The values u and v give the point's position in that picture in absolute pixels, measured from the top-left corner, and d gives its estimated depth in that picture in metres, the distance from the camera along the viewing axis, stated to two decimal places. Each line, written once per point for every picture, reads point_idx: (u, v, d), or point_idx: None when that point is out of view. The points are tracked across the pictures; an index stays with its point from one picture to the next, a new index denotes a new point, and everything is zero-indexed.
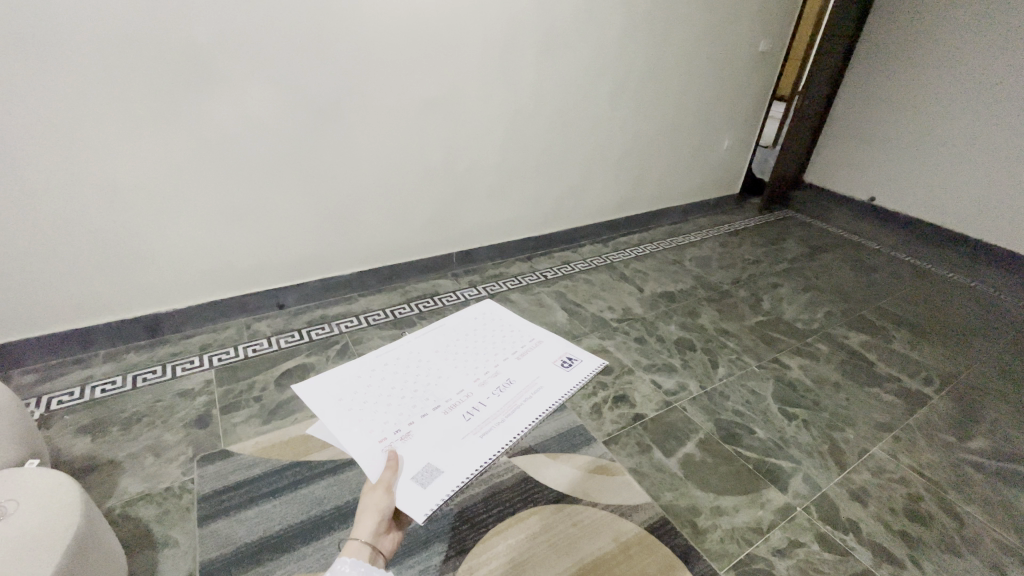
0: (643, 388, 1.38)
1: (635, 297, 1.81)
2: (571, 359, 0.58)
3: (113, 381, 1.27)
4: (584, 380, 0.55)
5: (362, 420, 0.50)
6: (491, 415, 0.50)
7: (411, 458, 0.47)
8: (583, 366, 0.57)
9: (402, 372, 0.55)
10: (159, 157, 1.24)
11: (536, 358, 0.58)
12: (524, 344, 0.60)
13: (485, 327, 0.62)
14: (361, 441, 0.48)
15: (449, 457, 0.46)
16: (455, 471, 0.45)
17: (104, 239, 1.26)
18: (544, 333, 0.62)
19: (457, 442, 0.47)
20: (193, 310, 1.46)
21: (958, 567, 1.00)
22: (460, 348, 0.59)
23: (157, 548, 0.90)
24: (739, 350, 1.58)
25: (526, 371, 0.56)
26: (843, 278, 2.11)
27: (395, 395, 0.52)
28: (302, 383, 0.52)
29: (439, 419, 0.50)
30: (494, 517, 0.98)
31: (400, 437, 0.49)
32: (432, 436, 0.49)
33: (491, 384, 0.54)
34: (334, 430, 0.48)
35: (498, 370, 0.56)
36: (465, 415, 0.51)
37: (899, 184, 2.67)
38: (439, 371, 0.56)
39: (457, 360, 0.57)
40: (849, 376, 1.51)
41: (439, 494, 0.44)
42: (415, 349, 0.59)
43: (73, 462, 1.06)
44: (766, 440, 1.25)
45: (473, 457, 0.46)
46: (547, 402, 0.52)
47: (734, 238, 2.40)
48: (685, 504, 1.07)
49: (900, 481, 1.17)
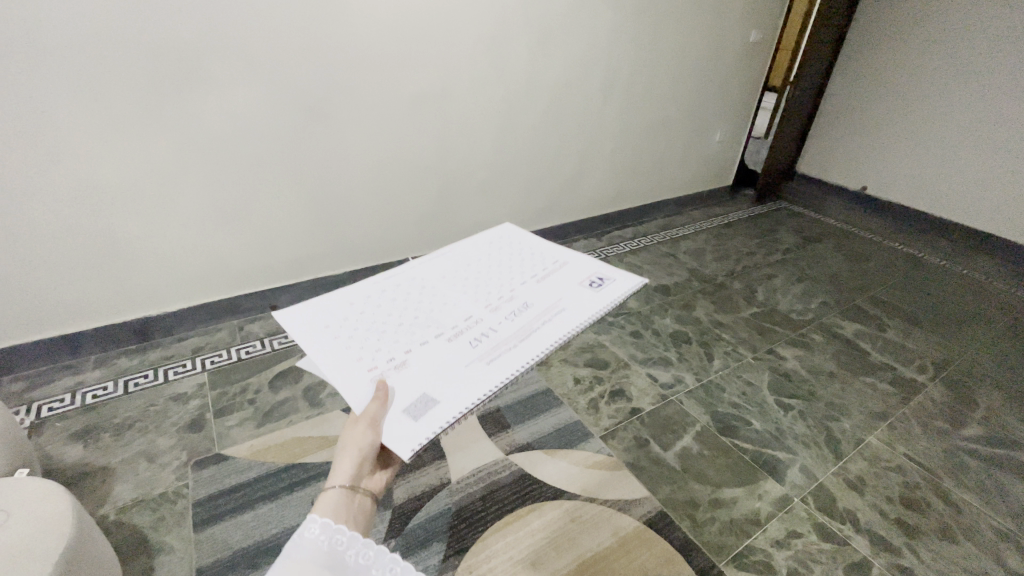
0: (640, 382, 1.38)
1: (630, 291, 1.81)
2: (597, 282, 0.51)
3: (104, 387, 1.26)
4: (613, 304, 0.48)
5: (350, 346, 0.43)
6: (502, 340, 0.44)
7: (404, 388, 0.40)
8: (613, 290, 0.50)
9: (402, 300, 0.49)
10: (145, 157, 1.22)
11: (559, 282, 0.52)
12: (543, 272, 0.53)
13: (499, 257, 0.56)
14: (348, 366, 0.41)
15: (450, 387, 0.39)
16: (454, 403, 0.38)
17: (93, 242, 1.24)
18: (566, 259, 0.56)
19: (462, 369, 0.41)
20: (185, 312, 1.44)
21: (955, 554, 1.00)
22: (472, 275, 0.53)
23: (152, 555, 0.89)
24: (734, 342, 1.58)
25: (546, 294, 0.49)
26: (836, 267, 2.13)
27: (393, 323, 0.46)
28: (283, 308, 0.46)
29: (442, 346, 0.43)
30: (493, 515, 0.99)
31: (392, 365, 0.42)
32: (431, 362, 0.42)
33: (505, 307, 0.48)
34: (317, 355, 0.42)
35: (513, 294, 0.49)
36: (474, 340, 0.44)
37: (891, 173, 2.68)
38: (445, 298, 0.49)
39: (468, 286, 0.51)
40: (844, 366, 1.52)
41: (434, 427, 0.37)
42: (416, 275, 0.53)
43: (65, 469, 1.04)
44: (763, 431, 1.26)
45: (480, 384, 0.40)
46: (569, 325, 0.45)
47: (727, 230, 2.40)
48: (684, 497, 1.07)
49: (896, 470, 1.18)
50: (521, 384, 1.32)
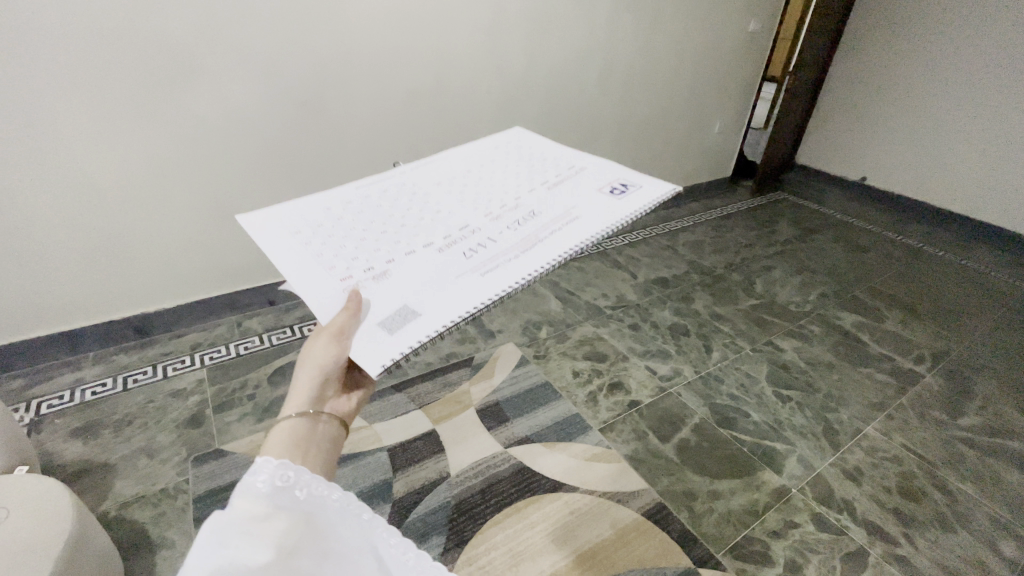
0: (638, 375, 1.38)
1: (629, 284, 1.81)
2: (610, 196, 0.54)
3: (103, 383, 1.26)
4: (616, 220, 0.50)
5: (337, 259, 0.47)
6: (493, 254, 0.46)
7: (384, 299, 0.43)
8: (618, 207, 0.51)
9: (398, 217, 0.53)
10: (140, 153, 1.21)
11: (563, 196, 0.55)
12: (547, 189, 0.56)
13: (502, 180, 0.58)
14: (332, 278, 0.45)
15: (429, 300, 0.42)
16: (432, 314, 0.41)
17: (89, 239, 1.24)
18: (574, 179, 0.58)
19: (449, 280, 0.44)
20: (183, 308, 1.44)
21: (951, 542, 1.01)
22: (470, 196, 0.55)
23: (153, 550, 0.90)
24: (733, 334, 1.58)
25: (549, 206, 0.53)
26: (834, 258, 2.13)
27: (384, 238, 0.50)
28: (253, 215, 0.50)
29: (431, 259, 0.47)
30: (491, 508, 1.00)
31: (376, 278, 0.45)
32: (421, 268, 0.46)
33: (505, 216, 0.51)
34: (304, 267, 0.46)
35: (515, 205, 0.53)
36: (464, 254, 0.47)
37: (891, 163, 2.66)
38: (443, 210, 0.53)
39: (464, 205, 0.54)
40: (842, 357, 1.52)
41: (412, 335, 0.40)
42: (420, 191, 0.57)
43: (65, 466, 1.04)
44: (761, 423, 1.26)
45: (462, 295, 0.42)
46: (560, 244, 0.47)
47: (726, 221, 2.39)
48: (682, 489, 1.08)
49: (893, 460, 1.18)
50: (519, 377, 1.32)
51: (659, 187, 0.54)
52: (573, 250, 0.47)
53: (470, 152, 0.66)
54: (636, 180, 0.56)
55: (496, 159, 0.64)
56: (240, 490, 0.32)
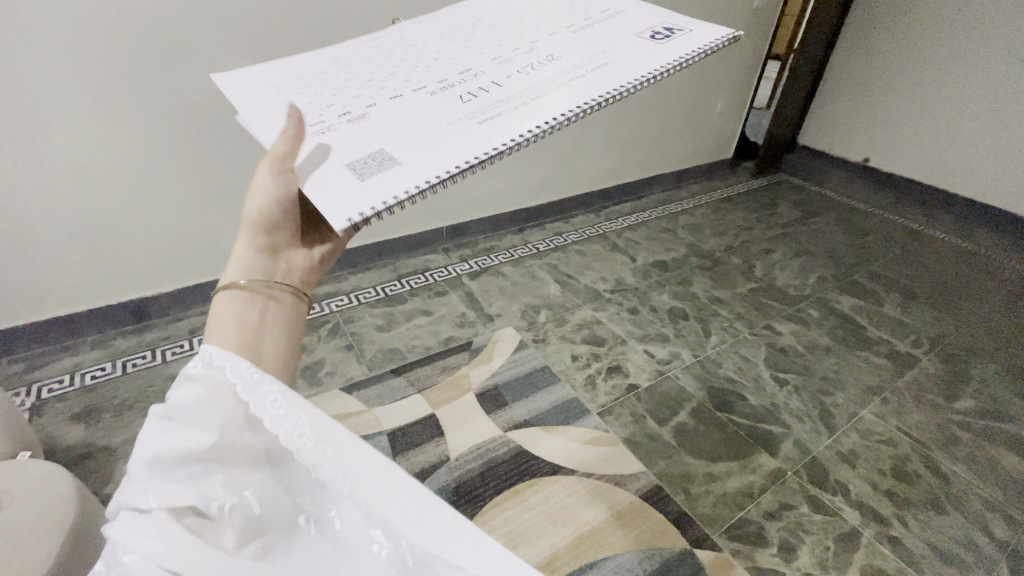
0: (637, 358, 1.38)
1: (628, 267, 1.80)
2: (628, 45, 0.51)
3: (102, 368, 1.26)
4: (630, 69, 0.48)
5: (327, 106, 0.48)
6: (487, 101, 0.46)
7: (369, 138, 0.44)
8: (634, 55, 0.49)
9: (392, 69, 0.53)
10: (132, 134, 1.19)
11: (572, 48, 0.53)
12: (554, 44, 0.54)
13: (505, 35, 0.56)
14: (317, 122, 0.46)
15: (412, 146, 0.42)
16: (412, 160, 0.41)
17: (83, 223, 1.23)
18: (587, 31, 0.55)
19: (440, 125, 0.44)
20: (181, 292, 1.43)
21: (943, 523, 1.03)
22: (469, 50, 0.54)
23: None
24: (732, 318, 1.58)
25: (556, 54, 0.52)
26: (834, 241, 2.12)
27: (377, 86, 0.50)
28: (237, 68, 0.52)
29: (421, 106, 0.47)
30: (490, 491, 1.01)
31: (364, 122, 0.46)
32: (409, 112, 0.46)
33: (508, 64, 0.51)
34: (292, 111, 0.47)
35: (517, 56, 0.52)
36: (457, 101, 0.46)
37: (894, 145, 2.63)
38: (442, 61, 0.53)
39: (464, 58, 0.53)
40: (840, 341, 1.52)
41: (389, 172, 0.40)
42: (420, 47, 0.56)
43: (67, 450, 1.05)
44: (758, 406, 1.27)
45: (448, 137, 0.43)
46: (560, 93, 0.46)
47: (727, 204, 2.37)
48: (679, 471, 1.09)
49: (888, 442, 1.19)
50: (519, 361, 1.33)
51: (693, 34, 0.51)
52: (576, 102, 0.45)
53: (474, 8, 0.64)
54: (672, 28, 0.53)
55: (507, 11, 0.62)
56: (175, 382, 0.36)
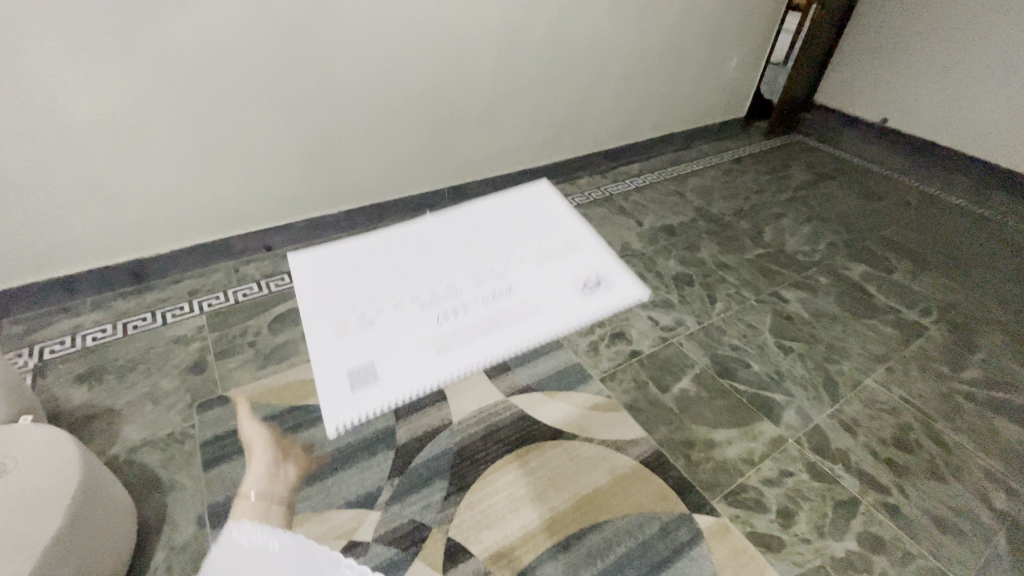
0: (640, 325, 1.37)
1: (634, 231, 1.76)
2: (591, 282, 0.50)
3: (103, 329, 1.25)
4: (589, 317, 0.48)
5: (330, 302, 0.46)
6: (465, 326, 0.45)
7: (358, 351, 0.42)
8: (600, 298, 0.49)
9: (403, 254, 0.50)
10: (118, 88, 1.13)
11: (560, 273, 0.50)
12: (550, 248, 0.53)
13: (512, 232, 0.54)
14: (318, 324, 0.44)
15: (392, 366, 0.41)
16: (390, 385, 0.41)
17: (73, 182, 1.19)
18: (581, 240, 0.54)
19: (412, 346, 0.43)
20: (178, 253, 1.41)
21: (941, 492, 1.04)
22: (472, 245, 0.52)
23: (165, 493, 0.93)
24: (738, 284, 1.56)
25: (529, 283, 0.49)
26: (846, 206, 2.06)
27: (384, 281, 0.48)
28: (298, 253, 0.48)
29: (411, 313, 0.45)
30: (492, 454, 1.02)
31: (361, 326, 0.44)
32: (402, 322, 0.44)
33: (490, 287, 0.49)
34: (305, 303, 0.45)
35: (504, 272, 0.50)
36: (440, 317, 0.45)
37: (914, 104, 2.52)
38: (436, 257, 0.50)
39: (463, 254, 0.51)
40: (847, 309, 1.50)
41: (366, 402, 0.40)
42: (432, 225, 0.53)
43: (72, 411, 1.06)
44: (761, 373, 1.26)
45: (418, 369, 0.42)
46: (529, 330, 0.46)
47: (737, 166, 2.30)
48: (680, 437, 1.10)
49: (890, 412, 1.19)
50: None
51: (624, 294, 0.50)
52: (527, 349, 0.45)
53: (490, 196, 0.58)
54: (610, 276, 0.51)
55: (514, 208, 0.56)
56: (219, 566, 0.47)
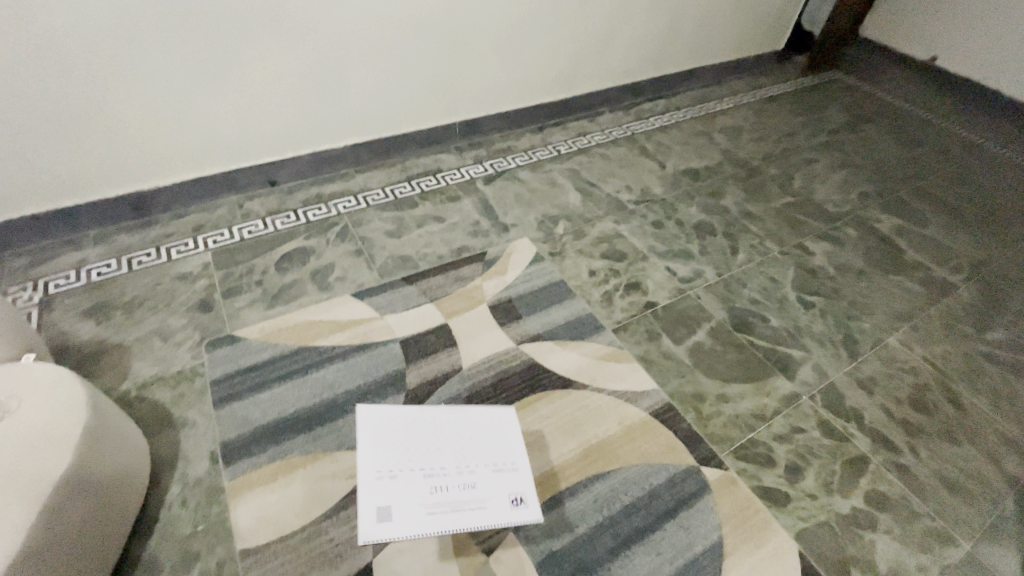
0: (657, 276, 1.32)
1: (655, 175, 1.67)
2: (519, 499, 0.86)
3: (108, 265, 1.23)
4: (511, 522, 0.84)
5: (379, 456, 0.87)
6: (444, 500, 0.83)
7: (381, 498, 0.82)
8: (523, 512, 0.85)
9: (420, 434, 0.91)
10: (101, 5, 1.02)
11: (501, 485, 0.87)
12: (503, 464, 0.90)
13: (488, 435, 0.93)
14: (369, 470, 0.84)
15: (399, 514, 0.81)
16: (396, 522, 0.80)
17: (63, 110, 1.11)
18: (521, 461, 0.91)
19: (416, 507, 0.82)
20: (180, 188, 1.35)
21: (953, 454, 1.03)
22: (462, 438, 0.91)
23: (177, 429, 0.94)
24: (762, 235, 1.49)
25: (491, 485, 0.86)
26: (883, 153, 1.93)
27: (407, 445, 0.89)
28: (363, 407, 0.92)
29: (416, 479, 0.84)
30: (501, 402, 1.01)
31: (388, 475, 0.84)
32: (410, 490, 0.83)
33: (467, 476, 0.86)
34: (363, 456, 0.86)
35: (482, 471, 0.88)
36: (434, 488, 0.84)
37: (968, 41, 2.30)
38: (437, 439, 0.90)
39: (453, 448, 0.89)
40: (874, 264, 1.44)
41: (379, 530, 0.79)
42: (442, 419, 0.93)
43: (82, 347, 1.06)
44: (780, 329, 1.23)
45: (415, 519, 0.80)
46: (473, 520, 0.82)
47: (770, 105, 2.14)
48: (691, 390, 1.08)
49: (910, 372, 1.16)
50: (533, 274, 1.27)
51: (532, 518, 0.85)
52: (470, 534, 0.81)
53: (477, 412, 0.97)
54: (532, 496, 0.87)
55: (499, 426, 0.95)
56: None
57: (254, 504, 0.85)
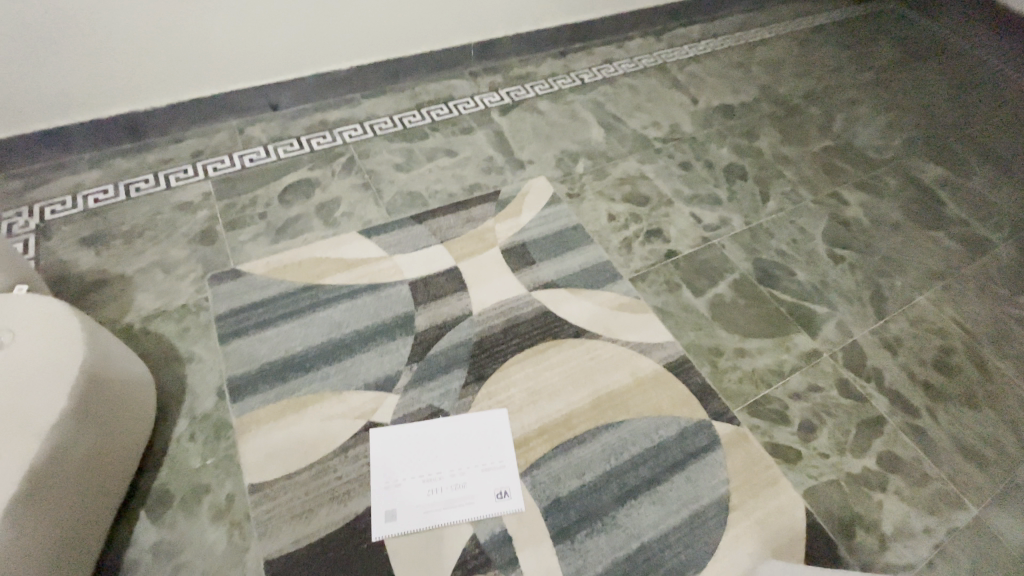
0: (680, 223, 1.25)
1: (685, 111, 1.54)
2: (504, 493, 0.83)
3: (105, 191, 1.17)
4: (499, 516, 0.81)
5: (381, 463, 0.84)
6: (439, 502, 0.82)
7: (384, 502, 0.81)
8: (507, 505, 0.82)
9: (418, 439, 0.87)
10: None
11: (490, 481, 0.84)
12: (490, 463, 0.86)
13: (481, 435, 0.88)
14: (374, 477, 0.83)
15: (405, 516, 0.80)
16: (399, 522, 0.80)
17: (42, 18, 1.02)
18: (508, 457, 0.87)
19: (415, 510, 0.81)
20: (175, 109, 1.27)
21: (972, 419, 1.00)
22: (456, 442, 0.87)
23: (183, 363, 0.93)
24: (795, 182, 1.39)
25: (481, 484, 0.84)
26: (934, 95, 1.77)
27: (407, 450, 0.86)
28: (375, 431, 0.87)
29: (416, 486, 0.83)
30: (511, 349, 0.98)
31: (392, 484, 0.83)
32: (410, 495, 0.82)
33: (460, 478, 0.84)
34: (371, 463, 0.84)
35: (472, 471, 0.85)
36: (431, 491, 0.83)
37: None
38: (433, 444, 0.87)
39: (448, 454, 0.86)
40: (912, 217, 1.35)
41: (386, 528, 0.79)
42: (439, 422, 0.89)
43: (83, 276, 1.03)
44: (805, 283, 1.17)
45: (415, 521, 0.80)
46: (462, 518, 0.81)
47: (816, 35, 1.94)
48: (708, 344, 1.05)
49: (937, 333, 1.12)
50: (549, 217, 1.20)
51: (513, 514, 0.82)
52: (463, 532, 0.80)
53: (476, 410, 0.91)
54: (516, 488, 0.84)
55: (492, 427, 0.89)
56: None
57: (262, 440, 0.85)
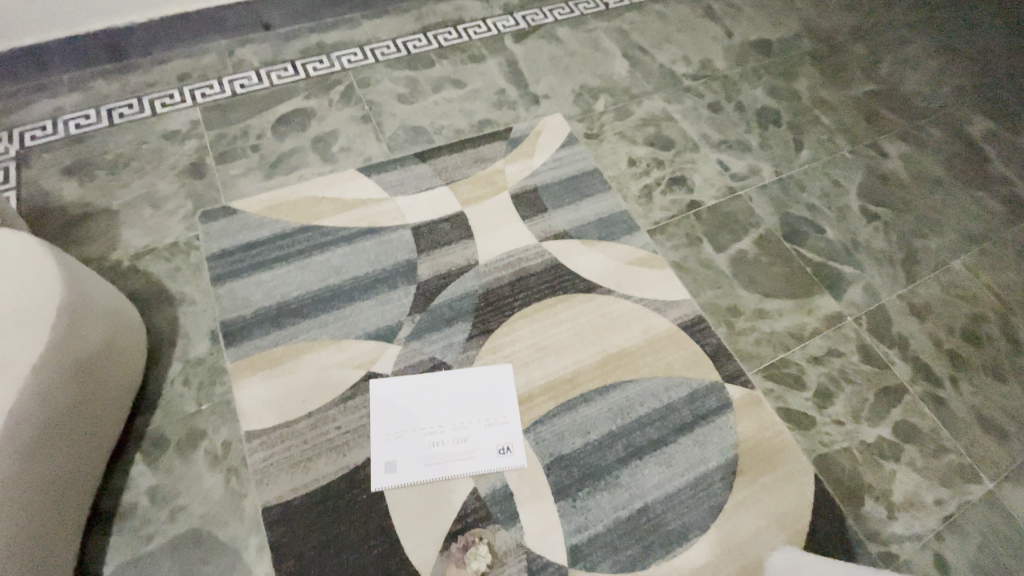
0: (705, 171, 1.15)
1: (718, 45, 1.39)
2: (508, 448, 0.81)
3: (86, 115, 1.09)
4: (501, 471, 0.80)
5: (381, 415, 0.82)
6: (440, 455, 0.80)
7: (384, 454, 0.79)
8: (510, 460, 0.80)
9: (419, 392, 0.84)
10: None
11: (493, 436, 0.82)
12: (493, 417, 0.83)
13: (485, 389, 0.85)
14: (374, 429, 0.81)
15: (405, 468, 0.78)
16: (400, 475, 0.78)
17: None
18: (512, 413, 0.84)
19: (415, 463, 0.79)
20: (158, 25, 1.15)
21: (996, 391, 0.96)
22: (459, 395, 0.84)
23: (175, 305, 0.89)
24: (832, 130, 1.27)
25: (483, 438, 0.82)
26: (994, 35, 1.59)
27: (407, 403, 0.83)
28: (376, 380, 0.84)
29: (417, 439, 0.80)
30: (519, 302, 0.93)
31: (392, 435, 0.80)
32: (411, 448, 0.80)
33: (461, 432, 0.82)
34: (370, 415, 0.82)
35: (475, 425, 0.82)
36: (432, 443, 0.80)
37: None
38: (435, 397, 0.84)
39: (450, 407, 0.83)
40: (956, 174, 1.24)
41: (386, 480, 0.77)
42: (442, 374, 0.86)
43: (67, 209, 0.97)
44: (835, 241, 1.09)
45: (416, 474, 0.78)
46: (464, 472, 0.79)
47: None
48: (727, 303, 0.99)
49: (969, 300, 1.05)
50: (565, 161, 1.11)
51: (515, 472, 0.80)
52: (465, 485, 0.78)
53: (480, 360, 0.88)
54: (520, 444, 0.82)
55: (496, 380, 0.86)
56: None
57: (258, 388, 0.83)
